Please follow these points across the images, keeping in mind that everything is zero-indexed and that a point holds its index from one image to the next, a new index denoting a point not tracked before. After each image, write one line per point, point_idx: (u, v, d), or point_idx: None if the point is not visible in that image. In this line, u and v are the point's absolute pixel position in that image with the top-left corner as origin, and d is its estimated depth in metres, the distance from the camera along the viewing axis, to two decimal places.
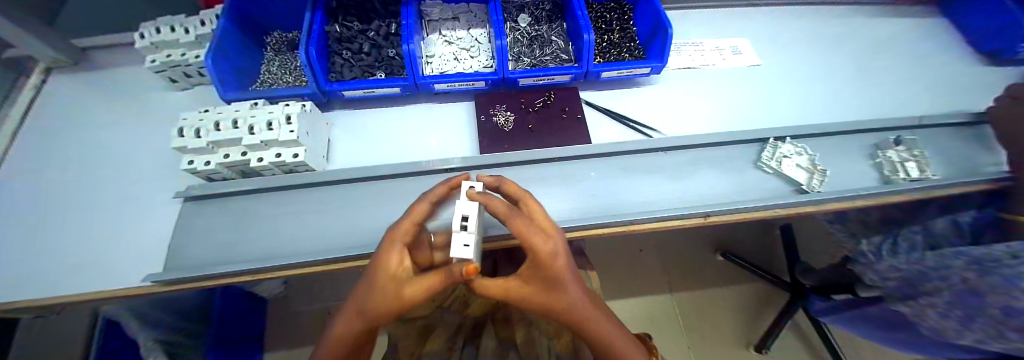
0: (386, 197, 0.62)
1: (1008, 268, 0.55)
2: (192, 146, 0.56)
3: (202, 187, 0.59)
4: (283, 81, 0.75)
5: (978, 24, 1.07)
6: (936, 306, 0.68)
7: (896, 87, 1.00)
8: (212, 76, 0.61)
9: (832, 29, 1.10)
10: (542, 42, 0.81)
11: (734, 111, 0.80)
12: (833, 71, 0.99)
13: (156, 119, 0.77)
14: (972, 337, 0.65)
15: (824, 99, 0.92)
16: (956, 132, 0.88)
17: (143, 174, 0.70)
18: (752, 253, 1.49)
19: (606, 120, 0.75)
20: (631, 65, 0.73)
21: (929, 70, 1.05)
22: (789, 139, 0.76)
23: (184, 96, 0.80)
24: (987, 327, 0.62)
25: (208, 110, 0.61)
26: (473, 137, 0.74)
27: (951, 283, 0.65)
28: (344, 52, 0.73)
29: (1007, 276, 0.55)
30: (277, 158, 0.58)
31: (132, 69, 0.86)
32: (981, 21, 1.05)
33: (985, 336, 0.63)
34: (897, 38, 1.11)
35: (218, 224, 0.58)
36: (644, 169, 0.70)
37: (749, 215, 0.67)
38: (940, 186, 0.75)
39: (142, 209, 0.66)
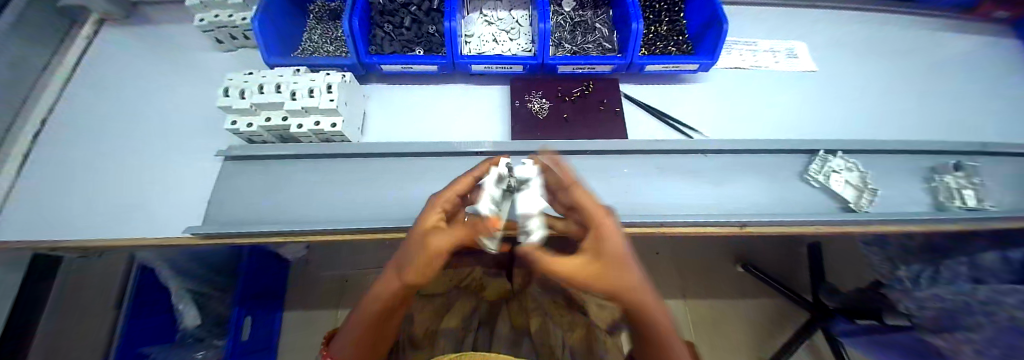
0: (417, 174, 0.62)
1: None
2: (237, 106, 0.57)
3: (242, 148, 0.61)
4: (324, 50, 0.75)
5: None
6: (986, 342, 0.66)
7: (963, 107, 0.92)
8: (259, 39, 0.61)
9: (897, 39, 1.01)
10: (584, 29, 0.78)
11: (782, 118, 0.75)
12: (895, 85, 0.91)
13: (198, 79, 0.79)
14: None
15: (881, 114, 0.85)
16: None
17: (186, 131, 0.72)
18: (774, 269, 1.43)
19: (645, 116, 0.72)
20: (679, 60, 0.69)
21: (1004, 93, 0.96)
22: (840, 153, 0.71)
23: (225, 58, 0.82)
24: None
25: (253, 73, 0.62)
26: (506, 122, 0.73)
27: None
28: (385, 25, 0.72)
29: None
30: (316, 126, 0.59)
31: (178, 26, 0.88)
32: None
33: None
34: (971, 54, 1.02)
35: (255, 185, 0.60)
36: (681, 171, 0.67)
37: (788, 228, 0.63)
38: (1004, 218, 0.69)
39: (182, 164, 0.68)
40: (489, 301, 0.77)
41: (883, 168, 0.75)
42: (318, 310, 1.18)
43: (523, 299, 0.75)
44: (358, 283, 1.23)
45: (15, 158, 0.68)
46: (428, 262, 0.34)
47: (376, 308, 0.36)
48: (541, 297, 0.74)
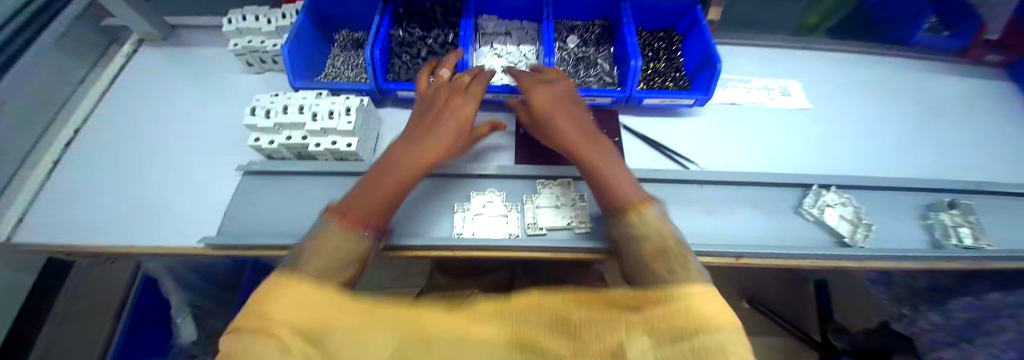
0: (423, 196, 0.65)
1: None
2: (262, 125, 0.61)
3: (264, 163, 0.65)
4: (344, 75, 0.80)
5: None
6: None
7: (956, 147, 0.95)
8: (287, 64, 0.67)
9: (889, 80, 1.06)
10: (587, 64, 0.83)
11: (777, 152, 0.78)
12: (886, 123, 0.95)
13: (225, 97, 0.85)
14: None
15: (874, 150, 0.88)
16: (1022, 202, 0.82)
17: (208, 145, 0.77)
18: (776, 302, 1.41)
19: (643, 147, 0.76)
20: (675, 96, 0.73)
21: (996, 134, 0.99)
22: (833, 188, 0.73)
23: (251, 78, 0.87)
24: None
25: (279, 94, 0.67)
26: (511, 148, 0.77)
27: None
28: (403, 55, 0.78)
29: None
30: (332, 145, 0.62)
31: (213, 49, 0.95)
32: None
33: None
34: (964, 96, 1.06)
35: (269, 199, 0.63)
36: (678, 200, 0.69)
37: (783, 261, 0.65)
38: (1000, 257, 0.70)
39: (200, 177, 0.72)
40: None
41: (877, 203, 0.77)
42: None
43: None
44: None
45: (46, 164, 0.73)
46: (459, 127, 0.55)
47: (408, 170, 0.49)
48: None
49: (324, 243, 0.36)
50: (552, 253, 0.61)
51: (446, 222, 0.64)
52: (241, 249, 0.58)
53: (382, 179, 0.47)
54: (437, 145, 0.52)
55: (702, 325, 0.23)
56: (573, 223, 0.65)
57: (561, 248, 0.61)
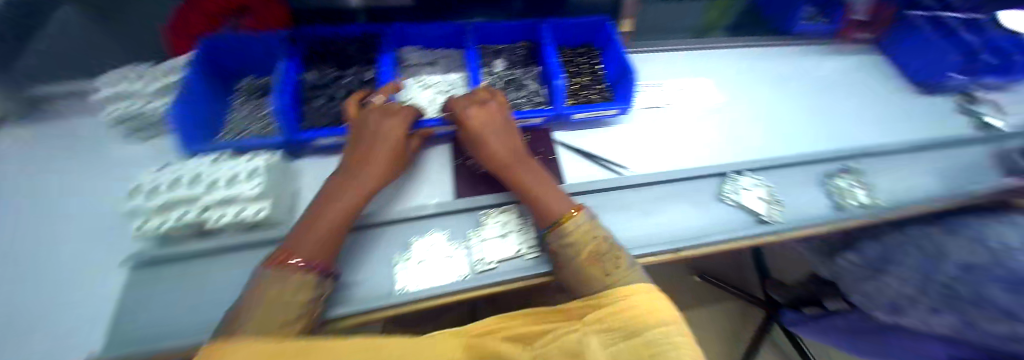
0: (358, 251, 0.60)
1: None
2: (149, 206, 0.53)
3: (160, 247, 0.55)
4: (251, 129, 0.73)
5: (913, 57, 1.21)
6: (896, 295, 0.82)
7: (839, 118, 1.11)
8: (176, 129, 0.59)
9: (781, 66, 1.22)
10: (516, 85, 0.85)
11: (698, 147, 0.86)
12: (783, 105, 1.09)
13: (107, 173, 0.72)
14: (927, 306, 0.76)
15: (777, 132, 1.00)
16: (894, 157, 0.98)
17: (80, 235, 0.63)
18: (727, 274, 1.54)
19: (579, 160, 0.78)
20: (600, 108, 0.77)
21: (867, 102, 1.17)
22: (746, 172, 0.82)
23: (144, 149, 0.76)
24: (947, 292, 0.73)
25: (169, 166, 0.58)
26: (450, 181, 0.75)
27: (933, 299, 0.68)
28: (316, 100, 0.73)
29: None
30: (235, 215, 0.53)
31: (83, 116, 0.80)
32: (917, 54, 1.20)
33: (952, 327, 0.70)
34: (841, 72, 1.24)
35: (163, 291, 0.52)
36: (618, 207, 0.72)
37: (717, 248, 0.70)
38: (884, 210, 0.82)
39: (72, 280, 0.58)
40: None
41: (785, 179, 0.88)
42: None
43: None
44: None
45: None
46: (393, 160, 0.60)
47: (346, 210, 0.52)
48: None
49: (275, 293, 0.40)
50: (506, 286, 0.59)
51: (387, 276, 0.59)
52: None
53: (322, 221, 0.49)
54: (377, 174, 0.56)
55: (651, 325, 0.40)
56: (522, 251, 0.64)
57: (511, 280, 0.59)
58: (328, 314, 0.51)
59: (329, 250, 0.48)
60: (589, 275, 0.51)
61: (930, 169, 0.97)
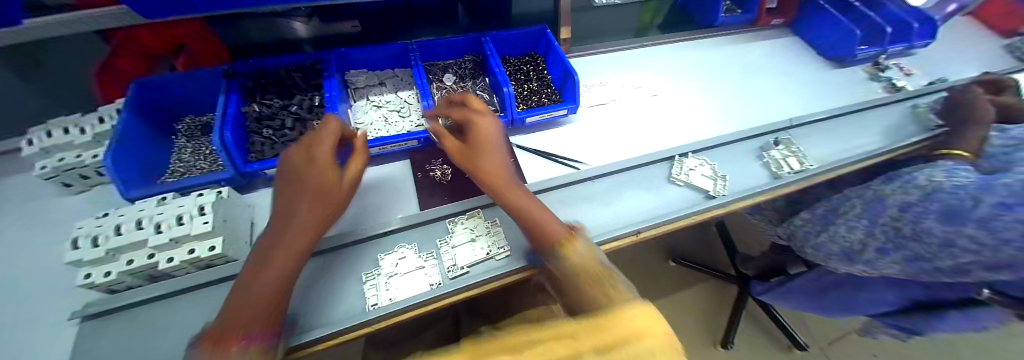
0: (327, 273, 0.59)
1: (918, 227, 0.66)
2: (88, 257, 0.50)
3: (106, 300, 0.52)
4: (198, 168, 0.71)
5: (824, 35, 1.37)
6: (846, 242, 0.86)
7: (768, 96, 1.24)
8: (113, 176, 0.56)
9: (712, 55, 1.34)
10: (468, 97, 0.88)
11: (646, 135, 0.93)
12: (718, 90, 1.20)
13: (41, 233, 0.67)
14: (874, 247, 0.78)
15: (715, 114, 1.10)
16: (819, 126, 1.10)
17: (16, 303, 0.58)
18: (697, 253, 1.62)
19: (538, 160, 0.82)
20: (549, 109, 0.82)
21: (791, 78, 1.31)
22: (691, 154, 0.89)
23: (81, 200, 0.71)
24: (889, 228, 0.75)
25: (109, 213, 0.55)
26: (413, 195, 0.76)
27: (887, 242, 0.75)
28: (264, 130, 0.73)
29: (919, 232, 0.66)
30: (190, 254, 0.53)
31: (14, 177, 0.74)
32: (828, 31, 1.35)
33: (899, 263, 0.72)
34: (765, 55, 1.39)
35: (111, 347, 0.48)
36: (579, 199, 0.76)
37: (675, 226, 0.75)
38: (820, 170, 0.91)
39: (0, 352, 0.53)
40: None
41: (728, 155, 0.96)
42: None
43: None
44: None
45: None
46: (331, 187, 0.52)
47: (284, 258, 0.44)
48: None
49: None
50: (481, 287, 0.60)
51: (358, 293, 0.58)
52: None
53: (254, 277, 0.41)
54: (314, 208, 0.49)
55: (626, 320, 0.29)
56: (492, 252, 0.64)
57: (486, 281, 0.60)
58: (300, 339, 0.49)
59: (270, 307, 0.40)
60: (584, 283, 0.41)
61: (849, 131, 1.09)
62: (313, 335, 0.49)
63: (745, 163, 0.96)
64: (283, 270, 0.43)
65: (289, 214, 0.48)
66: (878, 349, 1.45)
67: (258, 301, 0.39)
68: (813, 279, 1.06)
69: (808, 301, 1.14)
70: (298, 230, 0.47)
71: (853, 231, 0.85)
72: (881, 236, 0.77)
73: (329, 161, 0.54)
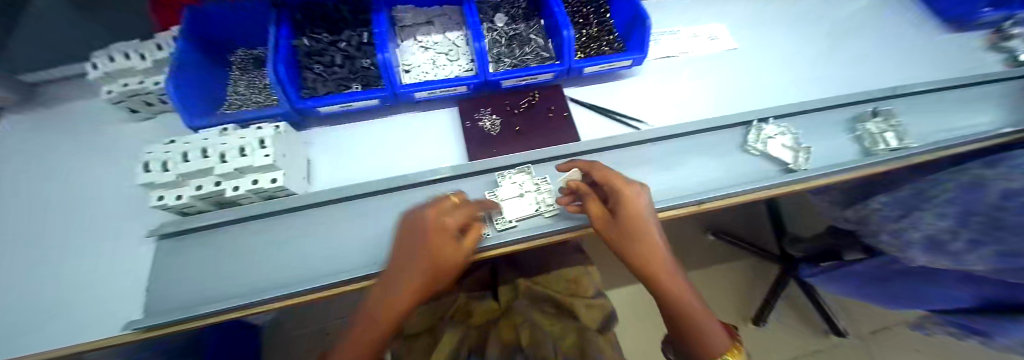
0: (378, 213, 0.61)
1: None
2: (161, 181, 0.52)
3: (178, 222, 0.55)
4: (253, 102, 0.72)
5: None
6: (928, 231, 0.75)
7: (869, 58, 1.03)
8: (176, 103, 0.57)
9: (805, 7, 1.12)
10: (520, 41, 0.80)
11: (718, 96, 0.81)
12: (806, 49, 1.02)
13: (122, 156, 0.71)
14: (964, 239, 0.67)
15: (800, 77, 0.94)
16: (938, 97, 0.90)
17: (109, 215, 0.64)
18: (741, 231, 1.52)
19: (594, 116, 0.75)
20: (612, 59, 0.72)
21: (903, 38, 1.08)
22: (771, 120, 0.77)
23: (149, 128, 0.75)
24: (983, 218, 0.63)
25: (174, 140, 0.56)
26: (460, 145, 0.72)
27: (976, 232, 0.65)
28: (315, 66, 0.71)
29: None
30: (254, 185, 0.55)
31: (88, 101, 0.79)
32: None
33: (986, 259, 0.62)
34: (872, 8, 1.14)
35: (200, 261, 0.55)
36: (638, 162, 0.69)
37: (741, 199, 0.68)
38: (931, 149, 0.76)
39: (107, 254, 0.60)
40: (478, 326, 0.82)
41: (812, 125, 0.83)
42: None
43: (511, 316, 0.80)
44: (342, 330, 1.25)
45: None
46: (437, 263, 0.46)
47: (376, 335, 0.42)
48: (530, 311, 0.80)
49: None
50: (523, 243, 0.60)
51: None
52: (189, 321, 0.51)
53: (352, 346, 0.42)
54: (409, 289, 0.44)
55: None
56: (541, 208, 0.62)
57: (531, 238, 0.59)
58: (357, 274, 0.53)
59: None
60: None
61: (973, 106, 0.89)
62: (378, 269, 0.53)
63: (830, 135, 0.83)
64: (370, 348, 0.42)
65: (388, 289, 0.44)
66: (934, 350, 1.32)
67: None
68: (875, 264, 0.95)
69: (860, 285, 1.06)
70: (394, 308, 0.43)
71: (939, 220, 0.73)
72: (974, 225, 0.65)
73: (442, 235, 0.46)
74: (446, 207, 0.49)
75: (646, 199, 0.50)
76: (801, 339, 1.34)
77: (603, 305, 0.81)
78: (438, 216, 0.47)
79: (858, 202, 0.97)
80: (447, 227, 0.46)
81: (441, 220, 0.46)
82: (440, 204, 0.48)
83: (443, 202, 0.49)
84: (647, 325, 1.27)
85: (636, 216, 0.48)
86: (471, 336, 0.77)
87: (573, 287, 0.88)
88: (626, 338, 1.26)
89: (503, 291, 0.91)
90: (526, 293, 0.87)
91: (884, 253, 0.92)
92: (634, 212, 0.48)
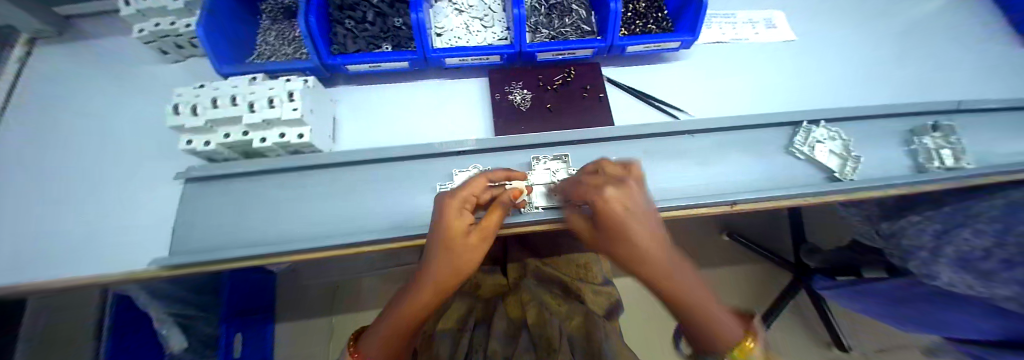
0: (399, 178, 0.60)
1: None
2: (190, 125, 0.51)
3: (204, 168, 0.55)
4: (282, 53, 0.70)
5: None
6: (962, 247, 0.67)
7: (941, 65, 0.93)
8: (206, 48, 0.56)
9: (875, 2, 1.01)
10: (561, 11, 0.75)
11: (766, 91, 0.75)
12: (870, 49, 0.93)
13: (151, 96, 0.71)
14: (995, 257, 0.61)
15: (859, 79, 0.86)
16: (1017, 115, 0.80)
17: (136, 154, 0.65)
18: (758, 234, 1.48)
19: (630, 100, 0.71)
20: (659, 39, 0.67)
21: (984, 47, 0.96)
22: (823, 122, 0.71)
23: (177, 71, 0.74)
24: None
25: (205, 84, 0.55)
26: (487, 118, 0.69)
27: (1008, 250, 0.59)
28: (347, 21, 0.68)
29: None
30: (281, 139, 0.54)
31: (117, 37, 0.78)
32: None
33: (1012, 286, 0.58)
34: (952, 9, 1.02)
35: (223, 209, 0.56)
36: (672, 153, 0.66)
37: (778, 203, 0.64)
38: (998, 171, 0.69)
39: (135, 191, 0.62)
40: (486, 299, 0.84)
41: (866, 131, 0.77)
42: (314, 319, 1.25)
43: (519, 293, 0.81)
44: (352, 289, 1.31)
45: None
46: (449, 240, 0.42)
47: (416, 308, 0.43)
48: (536, 290, 0.79)
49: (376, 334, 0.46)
50: (542, 225, 0.59)
51: (425, 202, 0.59)
52: (210, 264, 0.53)
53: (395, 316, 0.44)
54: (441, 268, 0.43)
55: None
56: None
57: (551, 220, 0.57)
58: (378, 237, 0.53)
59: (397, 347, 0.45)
60: None
61: None
62: (395, 235, 0.53)
63: (882, 146, 0.77)
64: (410, 318, 0.43)
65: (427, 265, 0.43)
66: None
67: (390, 337, 0.44)
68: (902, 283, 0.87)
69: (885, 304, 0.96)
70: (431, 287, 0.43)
71: (978, 236, 0.65)
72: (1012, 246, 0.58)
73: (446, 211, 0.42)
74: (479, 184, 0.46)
75: (634, 185, 0.39)
76: (800, 348, 1.32)
77: (611, 292, 0.80)
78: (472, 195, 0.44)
79: (891, 217, 0.91)
80: (455, 203, 0.43)
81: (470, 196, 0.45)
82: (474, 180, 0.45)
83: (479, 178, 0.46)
84: (652, 318, 1.28)
85: (612, 211, 0.35)
86: (477, 309, 0.79)
87: (581, 272, 0.87)
88: (628, 327, 1.27)
89: (513, 269, 0.93)
90: (535, 272, 0.87)
91: (910, 272, 0.86)
92: (607, 204, 0.36)
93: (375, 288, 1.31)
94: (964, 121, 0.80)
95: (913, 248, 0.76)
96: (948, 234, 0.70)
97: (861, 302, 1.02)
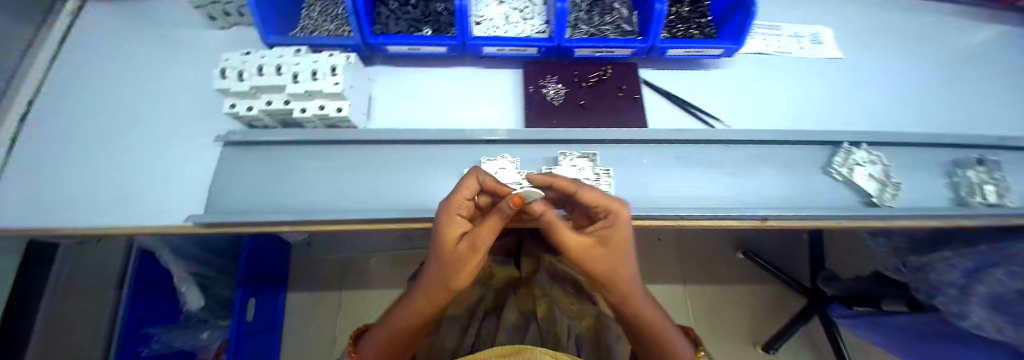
0: (429, 160, 0.60)
1: None
2: (235, 89, 0.52)
3: (243, 132, 0.57)
4: (324, 29, 0.71)
5: None
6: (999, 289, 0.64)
7: (993, 98, 0.89)
8: (256, 17, 0.57)
9: (927, 28, 0.97)
10: (603, 9, 0.74)
11: (806, 107, 0.73)
12: (919, 75, 0.89)
13: (195, 60, 0.74)
14: None
15: (905, 105, 0.83)
16: None
17: (177, 113, 0.67)
18: (774, 255, 1.45)
19: (665, 103, 0.70)
20: (702, 44, 0.65)
21: None
22: (865, 145, 0.68)
23: (221, 38, 0.76)
24: None
25: (252, 52, 0.56)
26: (519, 109, 0.69)
27: None
28: (390, 3, 0.69)
29: None
30: (320, 111, 0.55)
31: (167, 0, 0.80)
32: None
33: None
34: (1008, 43, 0.97)
35: (257, 174, 0.58)
36: (705, 161, 0.64)
37: (810, 222, 0.62)
38: None
39: (175, 149, 0.64)
40: (497, 290, 0.84)
41: (909, 159, 0.73)
42: (323, 292, 1.29)
43: (530, 287, 0.81)
44: (362, 268, 1.33)
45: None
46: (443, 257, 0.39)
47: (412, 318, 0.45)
48: (547, 285, 0.78)
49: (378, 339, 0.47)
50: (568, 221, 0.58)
51: (452, 186, 0.59)
52: (242, 226, 0.54)
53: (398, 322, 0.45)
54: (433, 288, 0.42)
55: None
56: None
57: None
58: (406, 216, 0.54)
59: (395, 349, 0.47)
60: None
61: None
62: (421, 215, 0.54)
63: (925, 175, 0.73)
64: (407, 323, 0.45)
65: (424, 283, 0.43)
66: None
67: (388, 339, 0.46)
68: (922, 320, 0.86)
69: (905, 340, 0.94)
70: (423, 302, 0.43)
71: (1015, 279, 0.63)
72: None
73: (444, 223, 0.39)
74: (472, 188, 0.40)
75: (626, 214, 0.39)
76: None
77: None
78: (461, 204, 0.39)
79: (922, 251, 0.87)
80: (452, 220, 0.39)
81: (461, 204, 0.39)
82: (466, 183, 0.39)
83: (471, 179, 0.40)
84: None
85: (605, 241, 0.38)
86: (485, 300, 0.79)
87: None
88: None
89: (525, 262, 0.92)
90: (547, 267, 0.85)
91: (936, 310, 0.82)
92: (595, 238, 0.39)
93: (385, 270, 1.33)
94: (1015, 158, 0.76)
95: (940, 283, 0.73)
96: (983, 273, 0.68)
97: (878, 334, 1.00)
